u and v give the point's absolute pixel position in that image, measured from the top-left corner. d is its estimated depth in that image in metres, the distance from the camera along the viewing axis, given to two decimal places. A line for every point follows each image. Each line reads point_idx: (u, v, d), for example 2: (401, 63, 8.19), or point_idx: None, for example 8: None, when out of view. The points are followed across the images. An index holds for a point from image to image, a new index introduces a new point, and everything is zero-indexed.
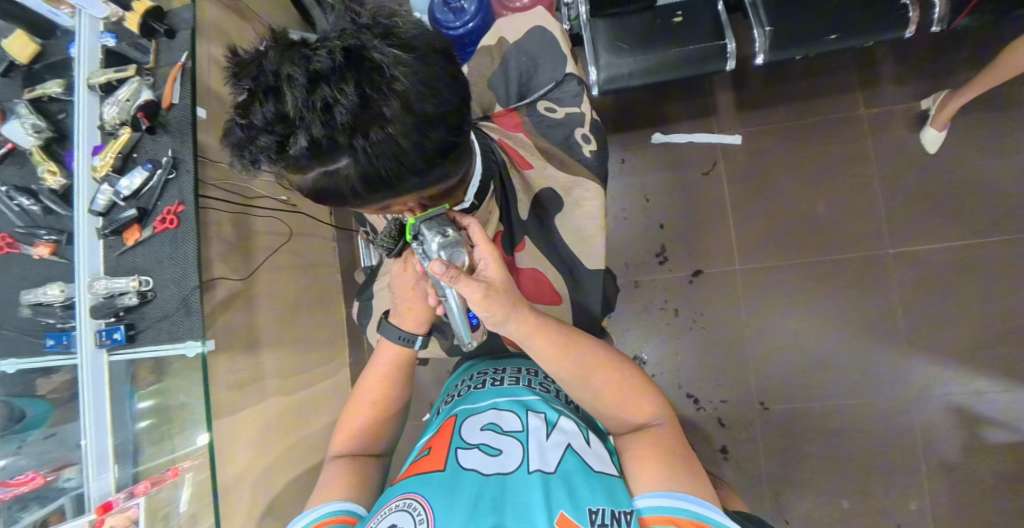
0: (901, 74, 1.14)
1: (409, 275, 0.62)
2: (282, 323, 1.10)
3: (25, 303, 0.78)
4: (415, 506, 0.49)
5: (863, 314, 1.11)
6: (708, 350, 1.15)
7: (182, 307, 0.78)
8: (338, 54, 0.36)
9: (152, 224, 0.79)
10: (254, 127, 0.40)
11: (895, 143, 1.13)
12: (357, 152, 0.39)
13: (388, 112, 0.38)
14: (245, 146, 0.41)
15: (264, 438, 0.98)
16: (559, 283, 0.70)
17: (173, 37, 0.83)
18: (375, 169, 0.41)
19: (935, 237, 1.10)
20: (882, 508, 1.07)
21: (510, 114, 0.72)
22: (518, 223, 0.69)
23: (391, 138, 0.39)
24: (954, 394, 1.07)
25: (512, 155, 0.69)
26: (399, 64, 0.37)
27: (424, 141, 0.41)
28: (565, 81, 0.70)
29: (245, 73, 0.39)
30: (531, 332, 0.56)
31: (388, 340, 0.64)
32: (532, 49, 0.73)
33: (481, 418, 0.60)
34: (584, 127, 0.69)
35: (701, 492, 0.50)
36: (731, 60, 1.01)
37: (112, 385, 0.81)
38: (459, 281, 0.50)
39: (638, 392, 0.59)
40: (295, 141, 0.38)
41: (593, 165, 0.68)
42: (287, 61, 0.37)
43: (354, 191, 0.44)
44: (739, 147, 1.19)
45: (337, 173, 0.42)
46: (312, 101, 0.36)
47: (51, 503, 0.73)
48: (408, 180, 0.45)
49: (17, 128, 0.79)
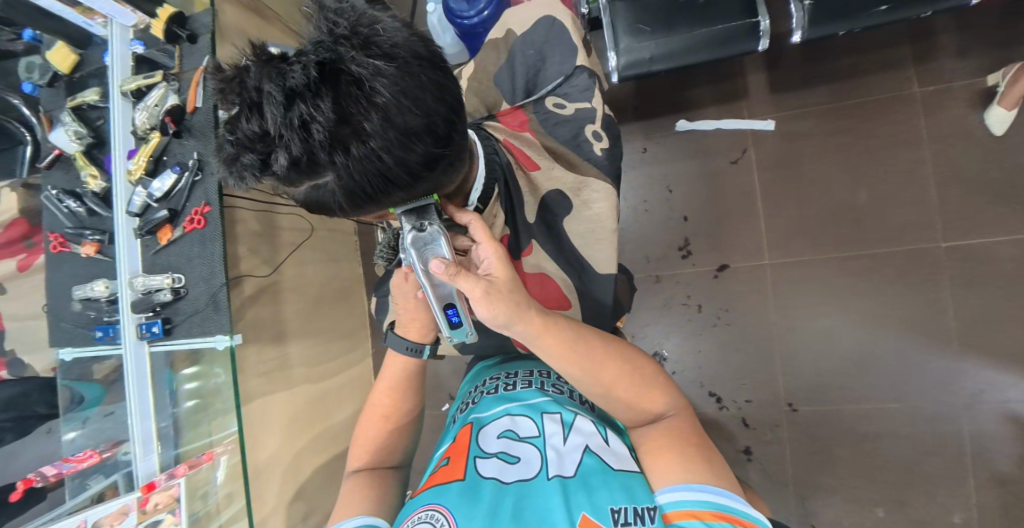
0: (963, 45, 1.02)
1: (408, 285, 0.61)
2: (308, 316, 1.15)
3: (77, 297, 0.85)
4: (438, 518, 0.49)
5: (907, 312, 1.03)
6: (732, 348, 1.11)
7: (211, 304, 0.82)
8: (314, 69, 0.35)
9: (182, 224, 0.84)
10: (238, 143, 0.39)
11: (953, 125, 1.02)
12: (339, 168, 0.39)
13: (368, 126, 0.37)
14: (231, 162, 0.41)
15: (292, 425, 1.05)
16: (568, 287, 0.66)
17: (195, 42, 0.86)
18: (359, 184, 0.41)
19: (996, 229, 0.99)
20: (921, 519, 1.01)
21: (516, 112, 0.69)
22: (524, 225, 0.66)
23: (374, 153, 0.38)
24: (1010, 401, 0.98)
25: (516, 154, 0.66)
26: (379, 77, 0.37)
27: (408, 155, 0.40)
28: (575, 74, 0.67)
29: (228, 88, 0.38)
30: (537, 332, 0.52)
31: (395, 350, 0.65)
32: (539, 41, 0.69)
33: (497, 425, 0.59)
34: (594, 124, 0.66)
35: (722, 482, 0.49)
36: (765, 39, 0.94)
37: (153, 374, 0.86)
38: (459, 277, 0.48)
39: (649, 384, 0.56)
40: (277, 158, 0.38)
41: (603, 164, 0.65)
42: (264, 75, 0.36)
43: (341, 205, 0.44)
44: (772, 132, 1.11)
45: (323, 187, 0.42)
46: (290, 119, 0.36)
47: (108, 477, 0.80)
48: (394, 193, 0.44)
49: (62, 136, 0.85)
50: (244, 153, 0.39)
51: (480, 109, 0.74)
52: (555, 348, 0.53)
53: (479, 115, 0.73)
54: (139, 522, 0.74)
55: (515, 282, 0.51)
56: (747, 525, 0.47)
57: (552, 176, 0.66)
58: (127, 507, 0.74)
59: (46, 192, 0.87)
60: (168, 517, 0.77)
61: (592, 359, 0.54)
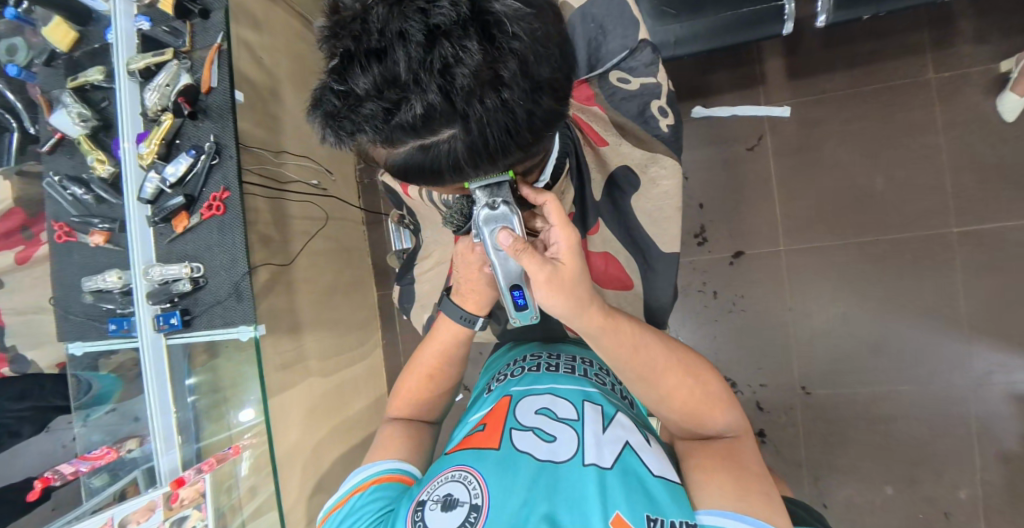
0: (980, 31, 1.03)
1: (473, 256, 0.58)
2: (320, 306, 1.13)
3: (89, 289, 0.82)
4: (469, 479, 0.50)
5: (919, 296, 1.06)
6: (748, 332, 1.13)
7: (233, 293, 0.79)
8: (463, 6, 0.29)
9: (199, 211, 0.80)
10: (355, 93, 0.32)
11: (969, 112, 1.04)
12: (470, 122, 0.32)
13: (507, 75, 0.31)
14: (341, 117, 0.33)
15: (310, 416, 1.03)
16: (630, 265, 0.69)
17: (208, 18, 0.80)
18: (484, 143, 0.34)
19: (1007, 215, 1.02)
20: (929, 495, 1.05)
21: (581, 86, 0.62)
22: (593, 205, 0.67)
23: (507, 107, 0.32)
24: (1019, 382, 1.02)
25: (585, 130, 0.63)
26: (520, 20, 0.31)
27: (536, 111, 0.34)
28: (640, 48, 0.62)
29: (342, 31, 0.32)
30: (598, 329, 0.52)
31: (449, 318, 0.63)
32: (599, 14, 0.62)
33: (536, 401, 0.58)
34: (660, 99, 0.63)
35: (773, 516, 0.46)
36: (789, 22, 0.92)
37: (172, 366, 0.83)
38: (524, 256, 0.47)
39: (710, 400, 0.55)
40: (406, 109, 0.31)
41: (670, 141, 0.64)
42: (396, 14, 0.29)
43: (452, 167, 0.37)
44: (789, 119, 1.12)
45: (436, 147, 0.35)
46: (430, 62, 0.29)
47: (126, 475, 0.77)
48: (507, 156, 0.38)
49: (64, 118, 0.80)
50: (357, 107, 0.32)
51: None
52: (616, 347, 0.53)
53: None
54: (166, 518, 0.72)
55: (581, 276, 0.50)
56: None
57: (622, 152, 0.65)
58: (154, 503, 0.72)
59: (48, 179, 0.83)
60: (195, 512, 0.75)
61: (650, 350, 0.55)
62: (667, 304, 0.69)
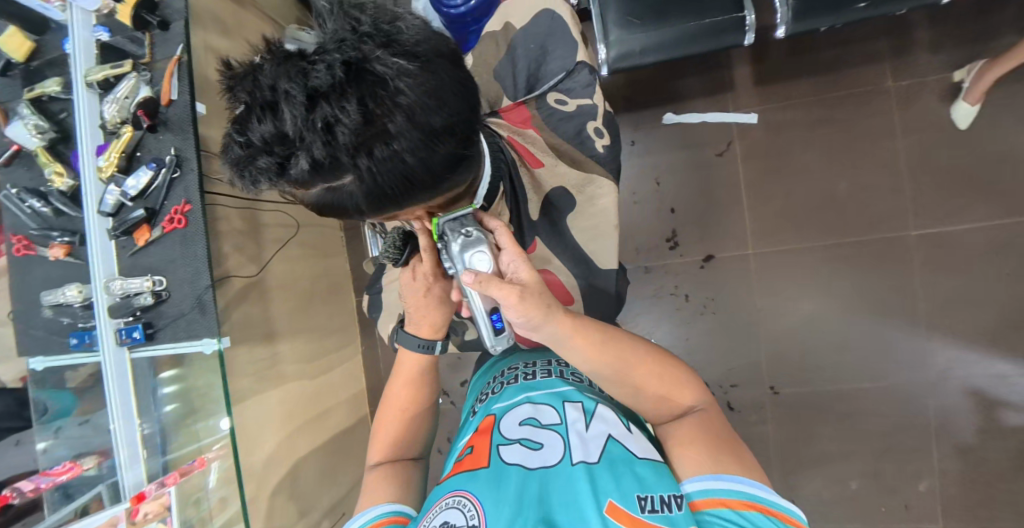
0: (936, 40, 1.06)
1: (418, 284, 0.61)
2: (295, 314, 1.12)
3: (48, 304, 0.81)
4: (465, 503, 0.48)
5: (882, 297, 1.09)
6: (719, 334, 1.15)
7: (196, 306, 0.79)
8: (339, 69, 0.30)
9: (161, 224, 0.80)
10: (251, 145, 0.33)
11: (926, 118, 1.07)
12: (362, 172, 0.33)
13: (393, 128, 0.31)
14: (244, 167, 0.35)
15: (285, 425, 1.03)
16: (571, 284, 0.65)
17: (167, 29, 0.79)
18: (381, 189, 0.35)
19: (965, 217, 1.05)
20: (893, 489, 1.08)
21: (519, 108, 0.66)
22: (528, 223, 0.66)
23: (397, 156, 0.32)
24: (975, 378, 1.05)
25: (520, 152, 0.64)
26: (405, 76, 0.31)
27: (433, 157, 0.34)
28: (576, 70, 0.64)
29: (239, 87, 0.33)
30: (569, 333, 0.52)
31: (407, 348, 0.63)
32: (541, 34, 0.66)
33: (518, 413, 0.59)
34: (596, 120, 0.64)
35: (749, 472, 0.50)
36: (750, 33, 0.95)
37: (136, 379, 0.83)
38: (491, 287, 0.48)
39: (678, 381, 0.56)
40: (296, 162, 0.32)
41: (606, 161, 0.64)
42: (280, 76, 0.30)
43: (360, 208, 0.38)
44: (756, 125, 1.14)
45: (339, 192, 0.36)
46: (311, 121, 0.30)
47: (89, 491, 0.76)
48: (413, 197, 0.38)
49: (21, 130, 0.79)
50: (254, 157, 0.33)
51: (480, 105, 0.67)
52: (585, 349, 0.53)
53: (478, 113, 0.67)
54: None
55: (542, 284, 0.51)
56: (776, 515, 0.47)
57: (558, 172, 0.65)
58: (117, 519, 0.71)
59: (5, 192, 0.82)
60: (160, 526, 0.75)
61: (622, 350, 0.54)
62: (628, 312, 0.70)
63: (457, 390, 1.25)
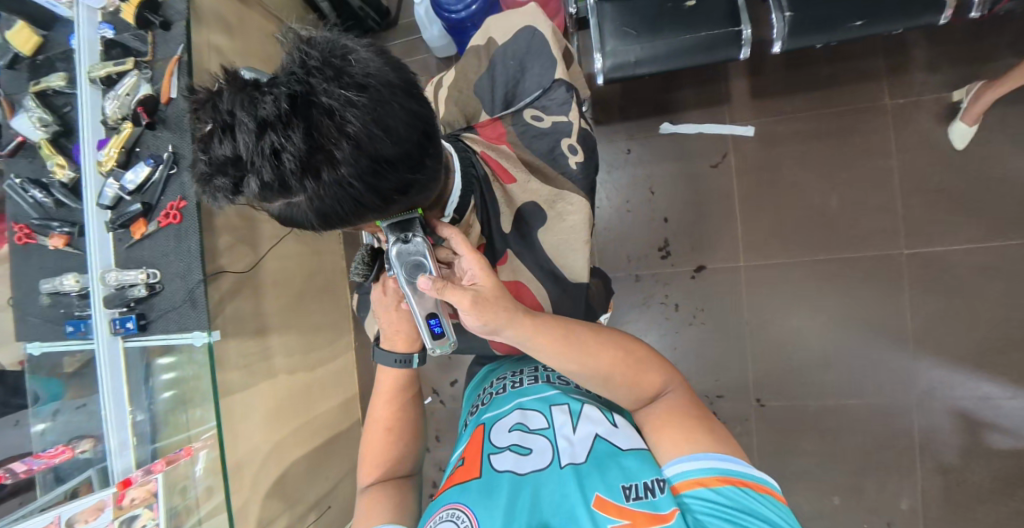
0: (934, 60, 1.06)
1: (389, 299, 0.61)
2: (287, 309, 1.14)
3: (45, 291, 0.83)
4: (459, 515, 0.49)
5: (870, 315, 1.09)
6: (706, 344, 1.16)
7: (188, 299, 0.81)
8: (284, 101, 0.31)
9: (156, 219, 0.82)
10: (212, 164, 0.36)
11: (920, 137, 1.07)
12: (311, 194, 0.35)
13: (338, 155, 0.33)
14: (207, 183, 0.37)
15: (273, 417, 1.05)
16: (543, 296, 0.65)
17: (169, 29, 0.82)
18: (332, 209, 0.37)
19: (957, 237, 1.05)
20: (874, 505, 1.08)
21: (495, 124, 0.68)
22: (500, 235, 0.64)
23: (343, 181, 0.34)
24: (960, 398, 1.05)
25: (493, 166, 0.65)
26: (351, 107, 0.32)
27: (381, 182, 0.36)
28: (554, 87, 0.66)
29: (203, 111, 0.35)
30: (530, 335, 0.54)
31: (385, 365, 0.65)
32: (520, 52, 0.68)
33: (509, 420, 0.60)
34: (570, 137, 0.65)
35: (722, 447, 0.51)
36: (746, 48, 0.96)
37: (128, 368, 0.85)
38: (447, 292, 0.49)
39: (648, 366, 0.58)
40: (249, 183, 0.35)
41: (577, 178, 0.65)
42: (235, 105, 0.33)
43: (316, 224, 0.40)
44: (752, 138, 1.14)
45: (294, 210, 0.38)
46: (260, 147, 0.32)
47: (80, 474, 0.79)
48: (367, 215, 0.40)
49: (26, 123, 0.82)
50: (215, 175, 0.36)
51: (459, 118, 0.74)
52: (551, 345, 0.54)
53: (457, 125, 0.73)
54: (115, 518, 0.74)
55: (501, 288, 0.52)
56: (751, 483, 0.49)
57: (529, 188, 0.65)
58: (103, 503, 0.74)
59: (8, 181, 0.84)
60: (146, 512, 0.77)
61: (593, 347, 0.56)
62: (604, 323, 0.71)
63: (446, 389, 1.27)
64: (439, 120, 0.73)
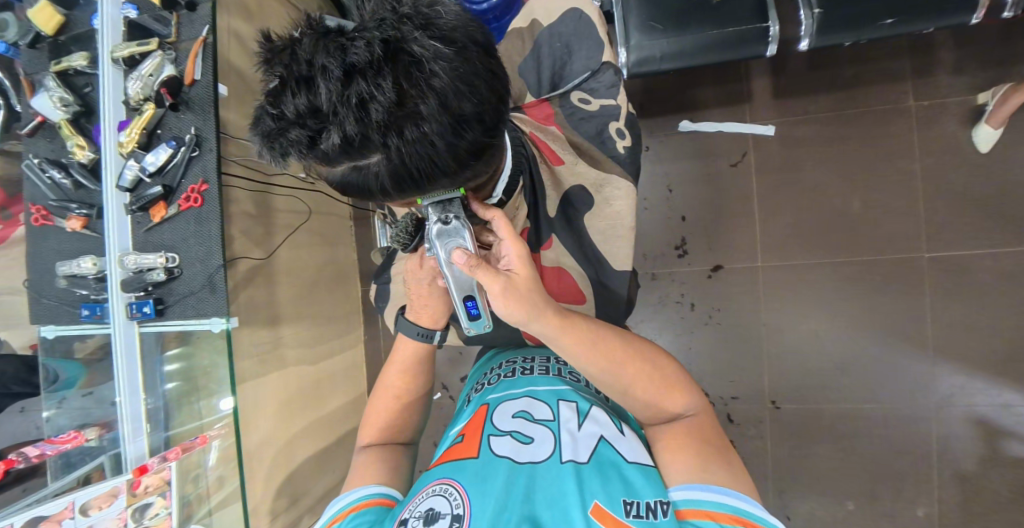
0: (960, 62, 1.06)
1: (423, 272, 0.59)
2: (300, 300, 1.13)
3: (62, 274, 0.82)
4: (450, 491, 0.50)
5: (888, 318, 1.08)
6: (722, 345, 1.15)
7: (207, 285, 0.80)
8: (377, 47, 0.30)
9: (177, 202, 0.81)
10: (283, 118, 0.33)
11: (945, 140, 1.06)
12: (390, 151, 0.33)
13: (425, 110, 0.32)
14: (272, 139, 0.35)
15: (284, 408, 1.04)
16: (584, 283, 0.66)
17: (194, 10, 0.81)
18: (407, 170, 0.35)
19: (978, 242, 1.04)
20: (888, 511, 1.07)
21: (542, 105, 0.67)
22: (545, 220, 0.66)
23: (426, 138, 0.33)
24: (978, 405, 1.04)
25: (541, 148, 0.65)
26: (440, 59, 0.31)
27: (460, 143, 0.35)
28: (601, 70, 0.65)
29: (275, 60, 0.33)
30: (554, 326, 0.52)
31: (405, 335, 0.63)
32: (567, 34, 0.67)
33: (514, 405, 0.60)
34: (619, 121, 0.65)
35: (735, 484, 0.51)
36: (772, 45, 0.95)
37: (143, 354, 0.83)
38: (479, 270, 0.49)
39: (669, 383, 0.57)
40: (326, 137, 0.33)
41: (625, 162, 0.64)
42: (316, 52, 0.31)
43: (383, 190, 0.38)
44: (773, 137, 1.13)
45: (365, 171, 0.36)
46: (346, 96, 0.30)
47: (92, 460, 0.77)
48: (436, 181, 0.38)
49: (46, 102, 0.81)
50: (286, 131, 0.34)
51: None
52: (576, 347, 0.54)
53: None
54: (128, 505, 0.73)
55: (535, 283, 0.52)
56: None
57: (576, 171, 0.65)
58: (117, 490, 0.72)
59: (28, 161, 0.83)
60: (159, 500, 0.76)
61: (612, 348, 0.55)
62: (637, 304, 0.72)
63: (456, 385, 1.26)
64: None
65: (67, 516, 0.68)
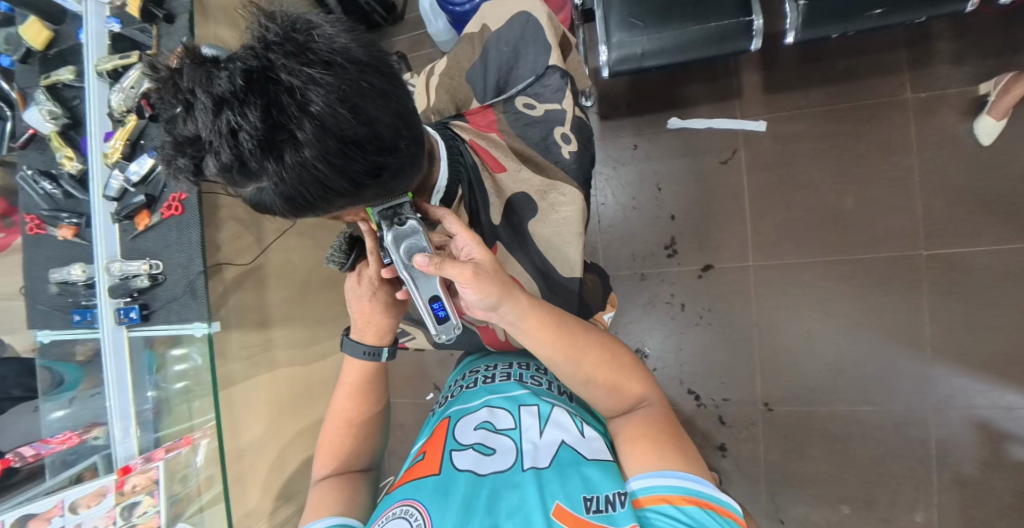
0: (958, 52, 1.02)
1: (362, 288, 0.62)
2: (292, 303, 1.15)
3: (54, 281, 0.85)
4: (412, 513, 0.49)
5: (886, 318, 1.04)
6: (714, 345, 1.12)
7: (189, 290, 0.82)
8: (240, 78, 0.37)
9: (159, 210, 0.83)
10: (185, 142, 0.42)
11: (943, 133, 1.02)
12: (274, 174, 0.40)
13: (302, 136, 0.38)
14: (183, 159, 0.44)
15: (275, 408, 1.06)
16: (532, 288, 0.69)
17: (172, 22, 0.83)
18: (298, 190, 0.42)
19: (978, 238, 1.00)
20: (885, 516, 1.04)
21: (486, 111, 0.71)
22: (490, 227, 0.68)
23: (308, 162, 0.40)
24: (980, 407, 1.00)
25: (483, 156, 0.67)
26: (311, 87, 0.38)
27: (346, 164, 0.41)
28: (547, 74, 0.68)
29: (172, 92, 0.42)
30: (524, 315, 0.53)
31: (353, 355, 0.65)
32: (514, 38, 0.69)
33: (475, 417, 0.60)
34: (564, 126, 0.68)
35: (692, 465, 0.50)
36: (757, 39, 0.92)
37: (132, 355, 0.86)
38: (445, 266, 0.48)
39: (626, 370, 0.57)
40: (213, 158, 0.41)
41: (571, 167, 0.68)
42: (197, 80, 0.38)
43: (287, 209, 0.46)
44: (764, 133, 1.11)
45: (263, 192, 0.43)
46: (219, 126, 0.38)
47: (85, 460, 0.79)
48: (336, 201, 0.45)
49: (35, 115, 0.83)
50: (187, 148, 0.42)
51: (450, 106, 0.74)
52: (540, 330, 0.53)
53: (448, 114, 0.73)
54: (116, 503, 0.75)
55: (498, 266, 0.52)
56: (718, 508, 0.48)
57: (520, 177, 0.68)
58: (105, 489, 0.76)
59: (21, 173, 0.86)
60: (147, 499, 0.78)
61: (580, 344, 0.55)
62: (590, 308, 0.74)
63: None
64: (429, 107, 0.74)
65: (56, 514, 0.72)
